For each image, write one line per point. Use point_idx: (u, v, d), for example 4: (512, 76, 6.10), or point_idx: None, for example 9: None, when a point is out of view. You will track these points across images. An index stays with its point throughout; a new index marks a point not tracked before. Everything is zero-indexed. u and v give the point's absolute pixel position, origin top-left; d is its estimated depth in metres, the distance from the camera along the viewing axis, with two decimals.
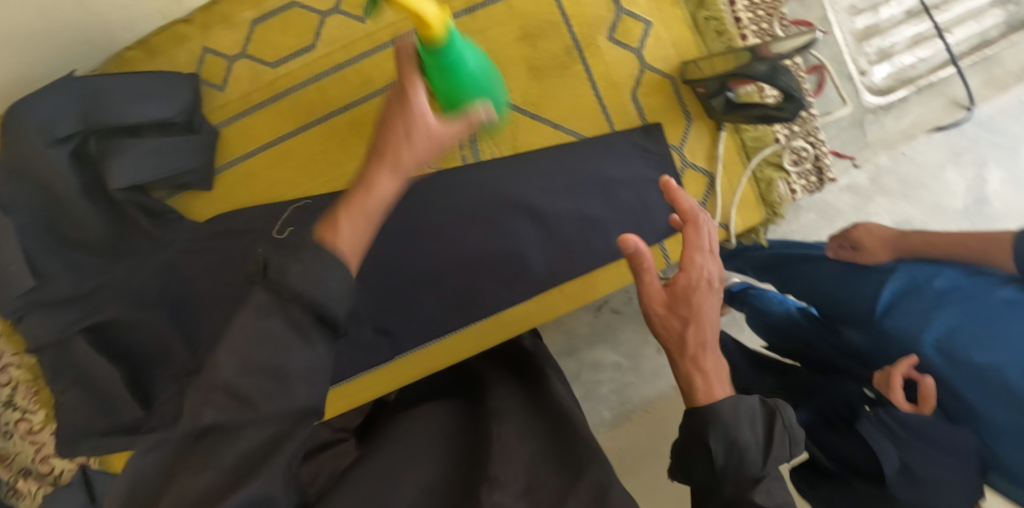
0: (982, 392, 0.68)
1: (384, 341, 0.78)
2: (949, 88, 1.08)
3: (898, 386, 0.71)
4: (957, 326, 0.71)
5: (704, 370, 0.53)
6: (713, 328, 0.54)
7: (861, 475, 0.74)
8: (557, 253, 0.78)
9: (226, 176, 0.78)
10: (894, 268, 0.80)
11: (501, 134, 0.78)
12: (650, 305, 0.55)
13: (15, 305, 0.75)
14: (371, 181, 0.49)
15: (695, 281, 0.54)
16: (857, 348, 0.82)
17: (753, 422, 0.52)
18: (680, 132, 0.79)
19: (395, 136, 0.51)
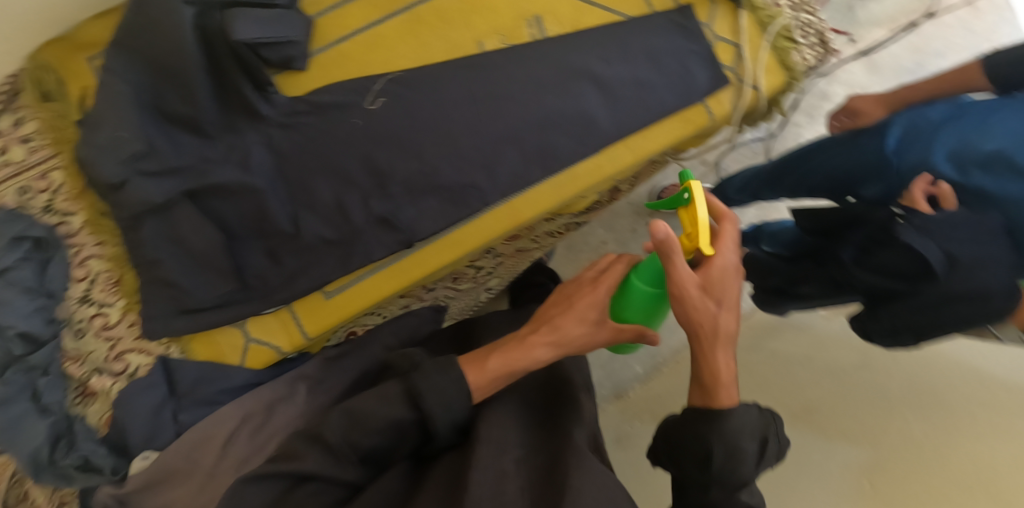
0: (987, 173, 0.89)
1: (473, 195, 0.85)
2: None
3: (922, 200, 0.89)
4: (958, 138, 0.92)
5: (724, 365, 0.66)
6: (734, 322, 0.66)
7: (907, 280, 0.89)
8: (622, 112, 0.88)
9: (318, 59, 0.86)
10: (891, 119, 1.01)
11: (563, 17, 0.90)
12: (688, 306, 0.65)
13: (117, 170, 0.77)
14: (529, 351, 0.76)
15: (723, 285, 0.66)
16: (876, 199, 1.02)
17: (751, 435, 0.65)
18: (707, 12, 0.93)
19: (589, 342, 0.77)
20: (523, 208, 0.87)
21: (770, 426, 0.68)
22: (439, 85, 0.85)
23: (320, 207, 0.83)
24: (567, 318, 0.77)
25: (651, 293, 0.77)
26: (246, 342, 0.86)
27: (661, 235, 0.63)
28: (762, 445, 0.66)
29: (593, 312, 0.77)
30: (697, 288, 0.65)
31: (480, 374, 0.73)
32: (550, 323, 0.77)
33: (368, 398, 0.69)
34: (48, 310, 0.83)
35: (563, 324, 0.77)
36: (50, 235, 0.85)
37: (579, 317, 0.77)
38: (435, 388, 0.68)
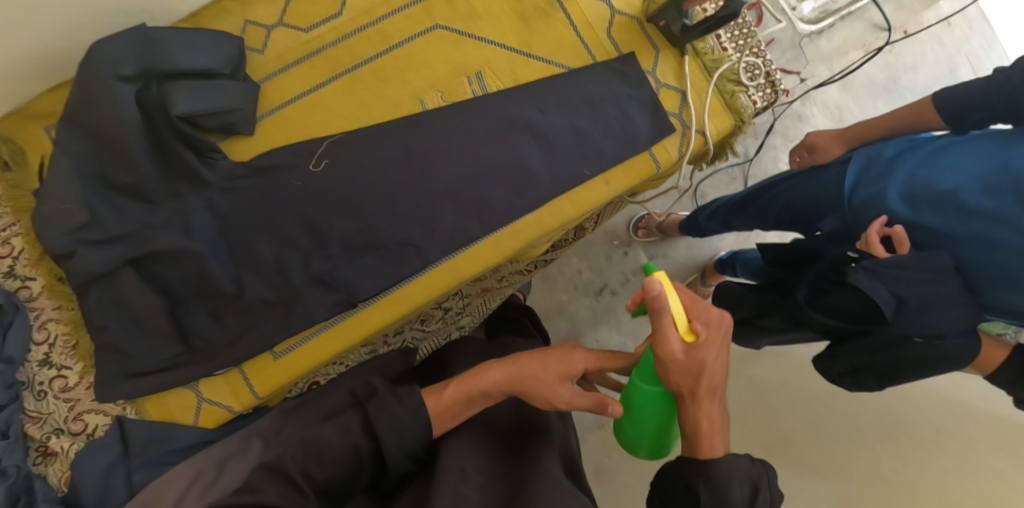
0: (937, 212, 0.87)
1: (413, 252, 0.86)
2: (868, 13, 1.02)
3: (876, 241, 0.88)
4: (909, 177, 0.91)
5: (708, 419, 0.67)
6: (719, 380, 0.67)
7: (859, 321, 0.88)
8: (562, 163, 0.89)
9: (265, 123, 0.88)
10: (848, 158, 1.00)
11: (502, 72, 0.91)
12: (671, 367, 0.66)
13: (65, 240, 0.80)
14: (486, 375, 0.75)
15: (709, 348, 0.65)
16: (833, 232, 1.00)
17: (739, 484, 0.65)
18: (651, 59, 0.93)
19: (544, 391, 0.74)
20: (467, 265, 0.88)
21: (763, 473, 0.67)
22: (379, 146, 0.87)
23: (261, 268, 0.84)
24: (533, 359, 0.76)
25: (653, 393, 0.72)
26: (198, 402, 0.87)
27: (654, 294, 0.65)
28: (755, 492, 0.65)
29: (562, 366, 0.76)
30: (682, 351, 0.66)
31: (438, 400, 0.73)
32: (517, 358, 0.77)
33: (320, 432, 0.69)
34: (6, 375, 0.85)
35: (529, 364, 0.76)
36: (11, 300, 0.87)
37: (548, 362, 0.76)
38: (390, 418, 0.67)
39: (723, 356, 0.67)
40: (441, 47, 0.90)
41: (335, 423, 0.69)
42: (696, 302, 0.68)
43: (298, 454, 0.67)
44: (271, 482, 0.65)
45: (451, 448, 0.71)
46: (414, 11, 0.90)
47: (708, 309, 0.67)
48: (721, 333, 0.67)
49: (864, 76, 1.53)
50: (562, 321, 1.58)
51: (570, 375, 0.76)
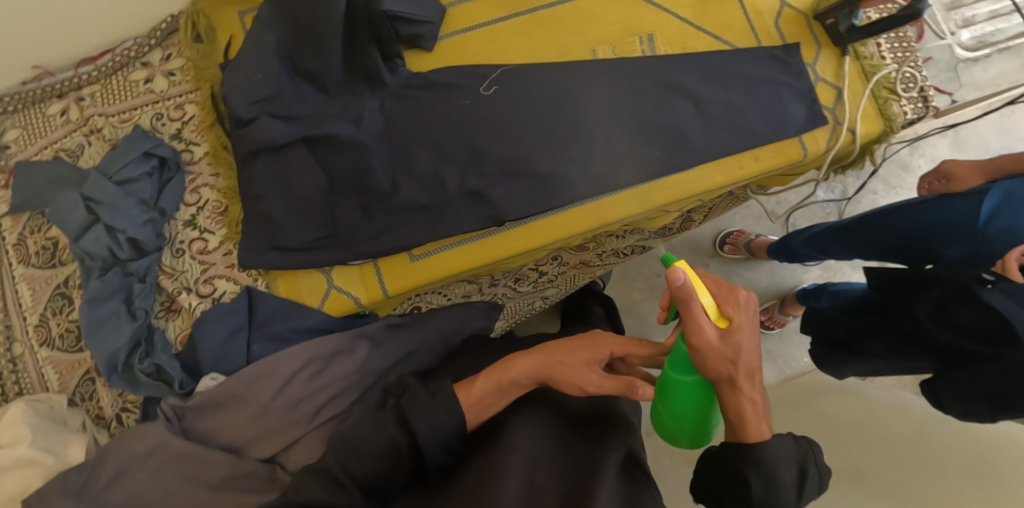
0: None
1: (562, 186, 0.88)
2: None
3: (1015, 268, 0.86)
4: None
5: (752, 403, 0.63)
6: (757, 362, 0.62)
7: (985, 342, 0.91)
8: (717, 130, 0.91)
9: (445, 42, 0.92)
10: (986, 189, 0.99)
11: (672, 39, 0.94)
12: (707, 356, 0.61)
13: (249, 107, 0.85)
14: (514, 366, 0.76)
15: (743, 330, 0.61)
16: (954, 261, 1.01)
17: (787, 468, 0.63)
18: (813, 54, 0.96)
19: (571, 379, 0.73)
20: (606, 211, 0.89)
21: (811, 452, 0.66)
22: (547, 84, 0.91)
23: (417, 173, 0.88)
24: (554, 347, 0.78)
25: (689, 384, 0.66)
26: (328, 287, 0.90)
27: (678, 281, 0.59)
28: (806, 472, 0.64)
29: (585, 354, 0.75)
30: (717, 338, 0.61)
31: (469, 393, 0.75)
32: (543, 348, 0.78)
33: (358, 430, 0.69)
34: (156, 225, 0.90)
35: (554, 353, 0.77)
36: (175, 159, 0.92)
37: (573, 355, 0.75)
38: (426, 413, 0.66)
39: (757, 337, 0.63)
40: (619, 6, 0.95)
41: (377, 418, 0.69)
42: (719, 286, 0.64)
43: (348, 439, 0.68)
44: (316, 471, 0.66)
45: (509, 430, 0.70)
46: None
47: (735, 294, 0.63)
48: (751, 316, 0.63)
49: (976, 138, 1.57)
50: (632, 320, 1.57)
51: (596, 361, 0.75)
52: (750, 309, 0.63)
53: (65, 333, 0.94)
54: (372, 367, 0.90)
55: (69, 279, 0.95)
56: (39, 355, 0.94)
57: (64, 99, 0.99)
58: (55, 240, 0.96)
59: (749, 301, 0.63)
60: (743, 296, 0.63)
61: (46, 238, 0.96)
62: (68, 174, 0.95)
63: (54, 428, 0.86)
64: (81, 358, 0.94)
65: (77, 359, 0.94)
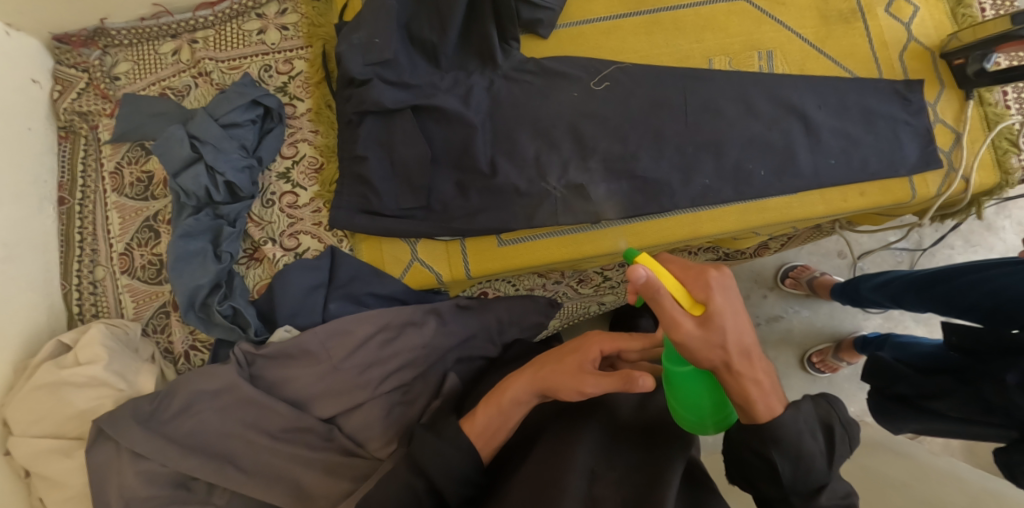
0: None
1: (662, 193, 0.86)
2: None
3: None
4: None
5: (757, 382, 0.59)
6: (748, 339, 0.58)
7: None
8: (823, 158, 0.89)
9: (562, 32, 0.92)
10: None
11: (792, 58, 0.92)
12: (692, 348, 0.57)
13: (364, 70, 0.85)
14: (512, 387, 0.70)
15: (726, 312, 0.57)
16: None
17: (812, 436, 0.61)
18: (935, 94, 0.93)
19: (570, 388, 0.66)
20: (702, 223, 0.87)
21: (832, 415, 0.63)
22: (659, 86, 0.90)
23: (517, 158, 0.87)
24: (542, 362, 0.71)
25: (693, 375, 0.61)
26: (411, 259, 0.90)
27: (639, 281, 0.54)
28: (834, 438, 0.62)
29: (574, 358, 0.68)
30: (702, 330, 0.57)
31: (471, 425, 0.69)
32: (531, 367, 0.72)
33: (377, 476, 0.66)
34: (253, 173, 0.91)
35: (544, 368, 0.70)
36: (279, 111, 0.93)
37: (568, 365, 0.68)
38: (438, 458, 0.65)
39: (741, 313, 0.59)
40: (741, 18, 0.93)
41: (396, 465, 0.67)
42: (685, 270, 0.59)
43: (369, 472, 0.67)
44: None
45: (564, 437, 0.67)
46: None
47: (704, 278, 0.58)
48: (727, 296, 0.58)
49: None
50: None
51: (589, 362, 0.67)
52: (724, 288, 0.58)
53: (148, 265, 0.96)
54: (439, 345, 0.89)
55: (159, 214, 0.97)
56: (119, 282, 0.96)
57: (177, 40, 1.02)
58: (151, 174, 0.99)
59: (720, 280, 0.58)
60: (713, 279, 0.58)
61: (142, 171, 0.98)
62: (173, 112, 0.97)
63: (127, 354, 0.88)
64: (159, 291, 0.95)
65: (155, 292, 0.95)
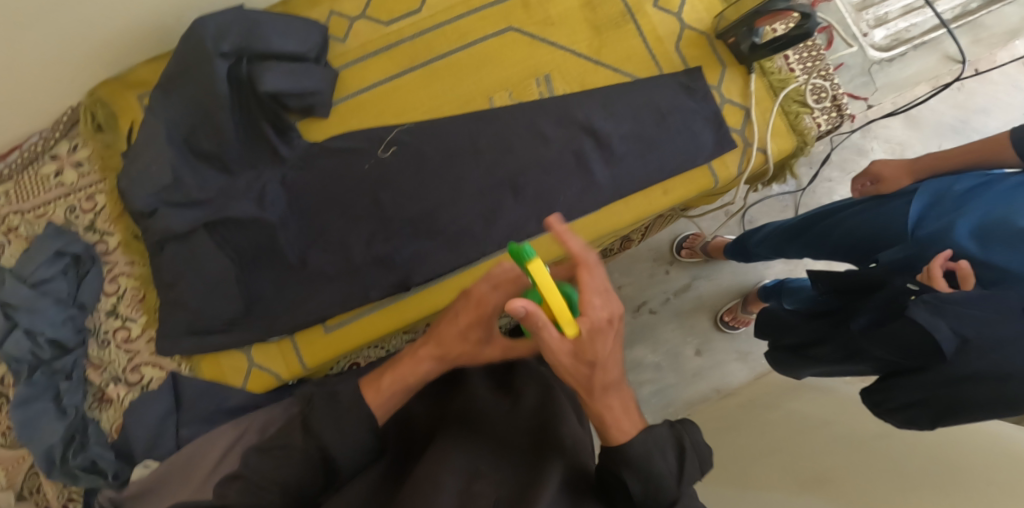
0: (1013, 255, 0.83)
1: (468, 243, 0.88)
2: (943, 45, 1.01)
3: (938, 274, 0.83)
4: (983, 214, 0.88)
5: (611, 408, 0.53)
6: (614, 371, 0.53)
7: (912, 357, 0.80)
8: (617, 167, 0.90)
9: (340, 107, 0.92)
10: (915, 189, 0.97)
11: (570, 76, 0.93)
12: (556, 363, 0.51)
13: (151, 200, 0.85)
14: (417, 357, 0.63)
15: (599, 347, 0.50)
16: (895, 263, 0.93)
17: (664, 451, 0.52)
18: (718, 76, 0.95)
19: (478, 358, 0.63)
20: (512, 262, 0.89)
21: (686, 432, 0.53)
22: (445, 137, 0.90)
23: (324, 243, 0.88)
24: (441, 336, 0.63)
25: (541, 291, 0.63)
26: (249, 367, 0.91)
27: (520, 315, 0.47)
28: (682, 455, 0.52)
29: (486, 309, 0.60)
30: (564, 346, 0.50)
31: (375, 393, 0.61)
32: (432, 335, 0.64)
33: (269, 464, 0.55)
34: (77, 320, 0.91)
35: (448, 343, 0.62)
36: (90, 252, 0.94)
37: (456, 327, 0.62)
38: (333, 427, 0.56)
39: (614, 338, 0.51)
40: (513, 49, 0.94)
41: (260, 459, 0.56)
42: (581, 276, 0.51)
43: (251, 477, 0.55)
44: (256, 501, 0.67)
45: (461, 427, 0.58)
46: (491, 12, 0.94)
47: (590, 302, 0.50)
48: (610, 326, 0.50)
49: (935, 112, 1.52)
50: None
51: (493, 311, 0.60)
52: (611, 319, 0.50)
53: (6, 430, 0.96)
54: None
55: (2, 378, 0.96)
56: None
57: None
58: None
59: (608, 309, 0.51)
60: (594, 304, 0.50)
61: None
62: None
63: None
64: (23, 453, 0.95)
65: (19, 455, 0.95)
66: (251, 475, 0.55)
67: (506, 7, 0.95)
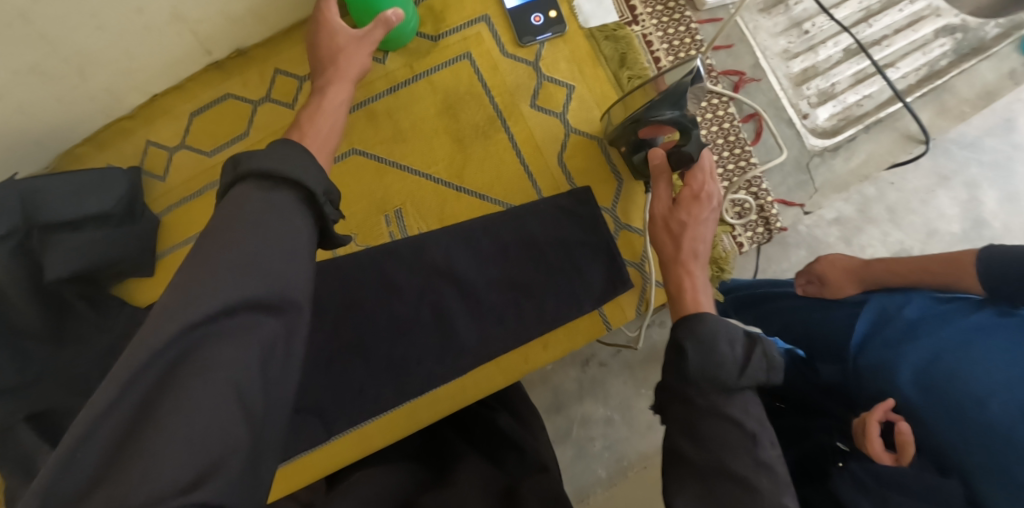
0: (961, 434, 0.53)
1: (315, 421, 0.71)
2: (901, 122, 0.85)
3: (874, 433, 0.54)
4: (930, 356, 0.57)
5: (692, 280, 0.58)
6: (705, 243, 0.61)
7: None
8: (484, 320, 0.75)
9: (165, 260, 0.81)
10: (864, 298, 0.67)
11: (426, 209, 0.78)
12: (659, 231, 0.63)
13: None
14: (324, 86, 0.62)
15: (699, 245, 0.60)
16: (833, 386, 0.65)
17: (730, 340, 0.50)
18: (612, 193, 0.78)
19: (356, 65, 0.64)
20: (376, 436, 0.75)
21: (763, 340, 0.51)
22: None
23: None
24: (327, 86, 0.62)
25: None
26: None
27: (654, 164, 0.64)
28: (752, 354, 0.50)
29: (349, 65, 0.64)
30: (667, 202, 0.63)
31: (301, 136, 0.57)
32: (288, 134, 0.58)
33: (236, 409, 0.36)
34: None
35: (313, 135, 0.57)
36: None
37: (335, 82, 0.63)
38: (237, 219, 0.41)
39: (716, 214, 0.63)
40: (357, 178, 0.78)
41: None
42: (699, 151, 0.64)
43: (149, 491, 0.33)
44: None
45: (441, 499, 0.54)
46: None
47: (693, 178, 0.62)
48: (706, 204, 0.61)
49: None
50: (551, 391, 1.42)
51: (349, 74, 0.64)
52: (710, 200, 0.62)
53: None
54: None
55: None
56: None
57: None
58: None
59: (710, 184, 0.62)
60: (706, 180, 0.62)
61: None
62: None
63: None
64: None
65: None
66: (204, 249, 0.40)
67: (349, 122, 0.78)
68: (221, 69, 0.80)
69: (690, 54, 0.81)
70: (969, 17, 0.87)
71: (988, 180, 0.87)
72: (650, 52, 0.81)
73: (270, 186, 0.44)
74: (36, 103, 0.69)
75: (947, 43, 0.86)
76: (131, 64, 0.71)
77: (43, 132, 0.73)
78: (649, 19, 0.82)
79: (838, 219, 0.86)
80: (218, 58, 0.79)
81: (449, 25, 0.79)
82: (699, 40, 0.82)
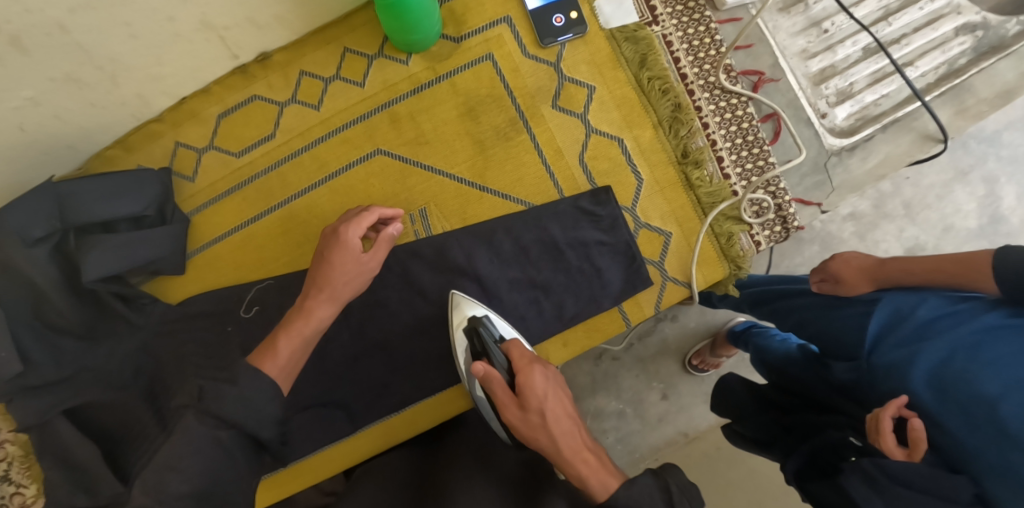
0: (978, 434, 0.55)
1: (342, 415, 0.76)
2: (919, 121, 0.85)
3: (888, 430, 0.56)
4: (946, 358, 0.58)
5: (586, 466, 0.54)
6: (569, 419, 0.58)
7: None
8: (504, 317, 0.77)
9: (197, 259, 0.82)
10: (878, 297, 0.66)
11: (449, 209, 0.79)
12: (525, 431, 0.58)
13: None
14: (309, 310, 0.65)
15: (559, 433, 0.56)
16: (848, 386, 0.66)
17: (649, 498, 0.49)
18: (631, 193, 0.79)
19: (353, 285, 0.67)
20: (396, 433, 0.76)
21: (671, 477, 0.50)
22: None
23: None
24: (311, 308, 0.66)
25: None
26: None
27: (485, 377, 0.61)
28: (674, 501, 0.49)
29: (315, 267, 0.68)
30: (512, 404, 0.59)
31: (272, 359, 0.63)
32: (254, 360, 0.64)
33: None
34: None
35: (277, 358, 0.63)
36: None
37: (323, 275, 0.66)
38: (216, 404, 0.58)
39: (559, 387, 0.60)
40: (382, 179, 0.80)
41: None
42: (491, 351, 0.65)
43: None
44: None
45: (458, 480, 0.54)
46: (353, 134, 0.80)
47: (525, 376, 0.60)
48: (540, 397, 0.58)
49: None
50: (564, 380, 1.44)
51: (323, 274, 0.66)
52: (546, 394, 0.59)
53: None
54: None
55: None
56: None
57: None
58: None
59: (540, 376, 0.60)
60: (535, 372, 0.60)
61: None
62: None
63: None
64: None
65: None
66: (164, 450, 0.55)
67: (373, 123, 0.80)
68: (247, 72, 0.81)
69: (709, 54, 0.82)
70: (990, 14, 0.87)
71: (1006, 174, 0.94)
72: (669, 52, 0.82)
73: (217, 425, 0.57)
74: (71, 109, 0.72)
75: (967, 41, 0.86)
76: (161, 70, 0.73)
77: (75, 135, 0.75)
78: (669, 19, 0.82)
79: (853, 214, 0.95)
80: (244, 62, 0.80)
81: (470, 27, 0.80)
82: (718, 40, 0.82)
